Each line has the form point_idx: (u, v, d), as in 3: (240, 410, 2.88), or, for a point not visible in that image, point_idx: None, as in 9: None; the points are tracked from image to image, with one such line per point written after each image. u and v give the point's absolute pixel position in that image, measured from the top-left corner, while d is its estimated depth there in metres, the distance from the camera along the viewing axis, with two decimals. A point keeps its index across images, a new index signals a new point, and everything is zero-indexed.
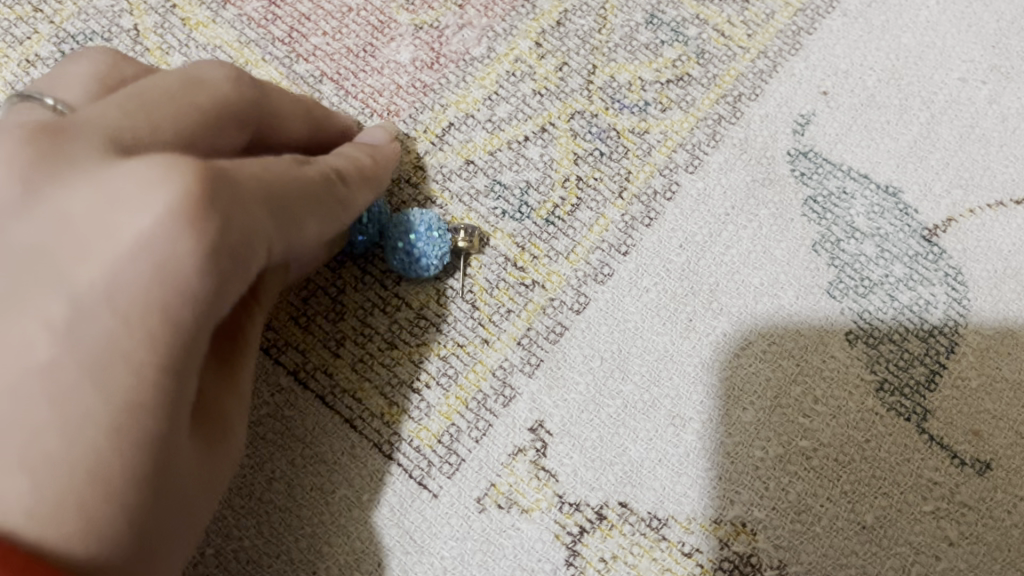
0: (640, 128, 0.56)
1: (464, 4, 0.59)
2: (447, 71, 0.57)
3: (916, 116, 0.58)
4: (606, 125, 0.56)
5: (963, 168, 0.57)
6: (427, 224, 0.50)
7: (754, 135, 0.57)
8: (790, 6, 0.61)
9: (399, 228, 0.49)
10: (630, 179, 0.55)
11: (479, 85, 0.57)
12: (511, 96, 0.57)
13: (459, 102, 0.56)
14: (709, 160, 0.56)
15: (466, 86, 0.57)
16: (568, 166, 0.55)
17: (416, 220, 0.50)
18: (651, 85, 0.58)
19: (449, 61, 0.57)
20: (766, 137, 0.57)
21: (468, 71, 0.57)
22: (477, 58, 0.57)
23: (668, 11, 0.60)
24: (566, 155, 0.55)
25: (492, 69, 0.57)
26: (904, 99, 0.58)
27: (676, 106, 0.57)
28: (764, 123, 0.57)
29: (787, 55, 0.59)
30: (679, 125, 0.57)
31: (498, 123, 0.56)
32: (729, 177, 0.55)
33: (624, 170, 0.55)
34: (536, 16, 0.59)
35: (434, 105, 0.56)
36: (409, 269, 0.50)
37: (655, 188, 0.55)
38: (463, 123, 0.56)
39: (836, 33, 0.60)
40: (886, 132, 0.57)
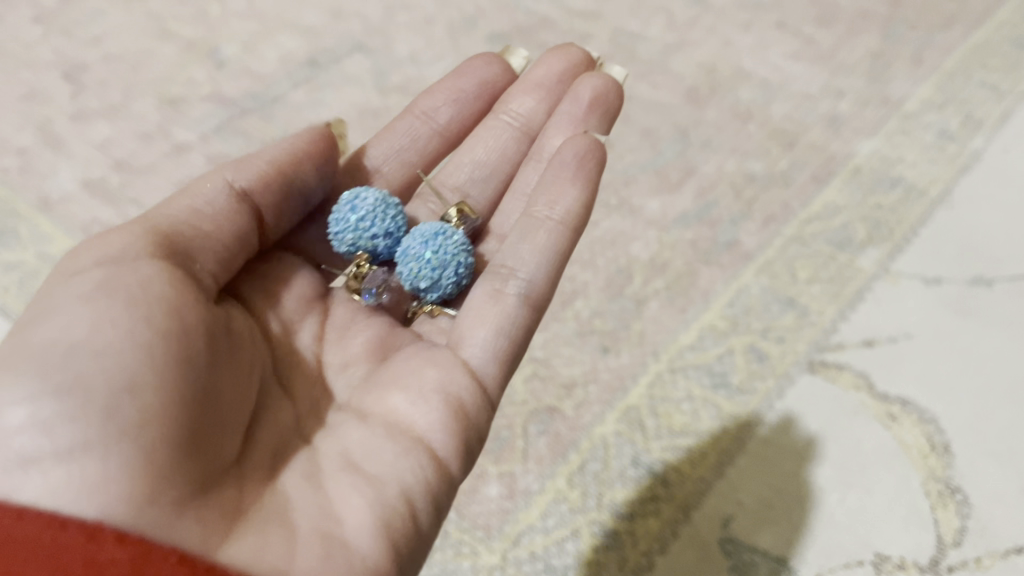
0: (630, 528, 0.98)
1: (528, 460, 1.03)
2: (518, 498, 1.00)
3: (795, 514, 0.99)
4: (610, 527, 0.98)
5: (826, 545, 0.96)
6: (408, 249, 0.88)
7: (698, 528, 0.97)
8: (716, 448, 1.04)
9: (407, 248, 0.88)
10: (627, 559, 0.96)
11: (536, 506, 0.99)
12: (555, 513, 0.99)
13: (526, 517, 0.98)
14: (672, 546, 0.96)
15: (528, 507, 0.99)
16: (590, 553, 0.96)
17: (408, 248, 0.88)
18: (636, 500, 1.00)
19: (519, 493, 1.00)
20: (705, 530, 0.97)
21: (529, 498, 1.00)
22: (533, 491, 1.00)
23: (644, 457, 1.04)
24: (588, 547, 0.97)
25: (543, 496, 1.00)
26: (787, 504, 0.99)
27: (650, 513, 0.99)
28: (704, 521, 0.98)
29: (715, 478, 1.01)
30: (654, 524, 0.98)
31: (549, 529, 0.98)
32: (685, 556, 0.95)
33: (623, 555, 0.96)
34: (567, 463, 1.03)
35: (512, 520, 0.98)
36: (404, 255, 0.88)
37: (641, 565, 0.95)
38: (528, 530, 0.98)
39: (743, 464, 1.03)
40: (778, 525, 0.98)
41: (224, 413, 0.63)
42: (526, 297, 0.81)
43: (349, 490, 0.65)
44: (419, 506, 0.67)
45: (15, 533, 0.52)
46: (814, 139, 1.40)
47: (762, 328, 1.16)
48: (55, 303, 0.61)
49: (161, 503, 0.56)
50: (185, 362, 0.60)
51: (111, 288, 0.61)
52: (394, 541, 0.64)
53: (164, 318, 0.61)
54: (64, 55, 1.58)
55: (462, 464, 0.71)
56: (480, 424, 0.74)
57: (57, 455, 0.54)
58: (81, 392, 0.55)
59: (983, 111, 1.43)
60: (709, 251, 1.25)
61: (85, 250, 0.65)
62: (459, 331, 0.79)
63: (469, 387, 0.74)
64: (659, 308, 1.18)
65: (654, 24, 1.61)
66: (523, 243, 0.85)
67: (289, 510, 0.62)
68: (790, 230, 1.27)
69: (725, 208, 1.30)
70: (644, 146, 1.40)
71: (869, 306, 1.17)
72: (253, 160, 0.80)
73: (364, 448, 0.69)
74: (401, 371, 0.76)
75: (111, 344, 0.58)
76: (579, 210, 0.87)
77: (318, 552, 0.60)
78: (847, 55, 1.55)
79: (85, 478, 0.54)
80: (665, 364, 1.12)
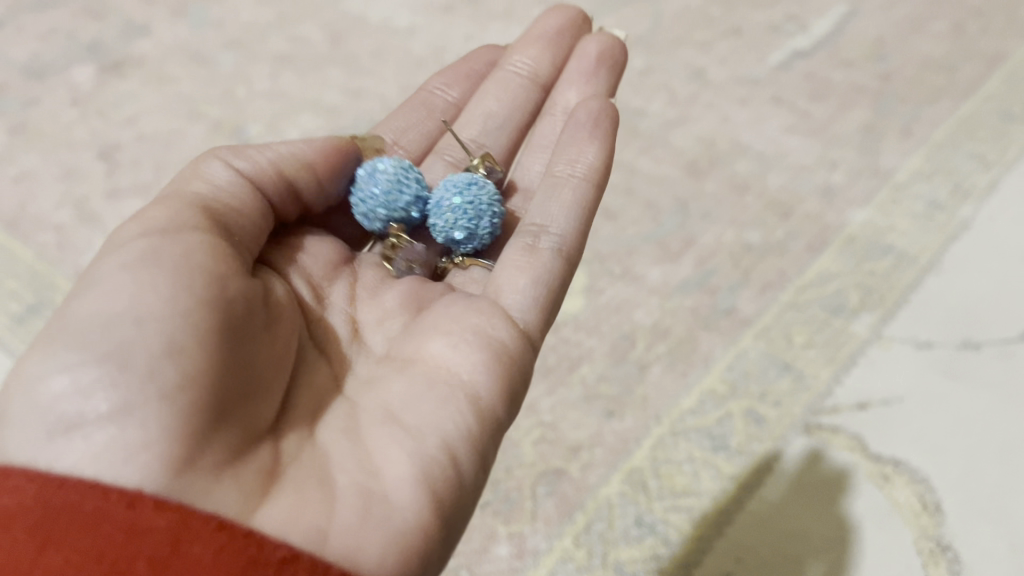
0: None
1: (537, 521, 1.08)
2: (527, 558, 1.06)
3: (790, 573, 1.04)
4: None
5: None
6: (439, 203, 1.00)
7: None
8: (716, 508, 1.10)
9: (438, 203, 1.00)
10: None
11: (544, 566, 1.05)
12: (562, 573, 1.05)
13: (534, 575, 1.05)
14: None
15: (537, 567, 1.05)
16: None
17: (438, 203, 1.00)
18: (639, 559, 1.06)
19: (529, 552, 1.06)
20: None
21: (538, 558, 1.06)
22: (541, 551, 1.06)
23: (648, 517, 1.09)
24: None
25: (550, 556, 1.06)
26: (783, 562, 1.05)
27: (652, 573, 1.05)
28: None
29: (714, 538, 1.07)
30: None
31: None
32: None
33: None
34: (573, 524, 1.08)
35: None
36: (435, 211, 1.00)
37: None
38: None
39: (742, 523, 1.08)
40: None
41: (254, 379, 0.70)
42: (560, 248, 0.93)
43: (391, 446, 0.71)
44: (461, 457, 0.72)
45: (56, 504, 0.58)
46: (808, 210, 1.47)
47: (760, 392, 1.21)
48: (100, 275, 0.68)
49: (198, 469, 0.62)
50: (220, 329, 0.67)
51: (152, 262, 0.68)
52: (436, 491, 0.69)
53: (201, 287, 0.68)
54: (100, 135, 1.68)
55: (502, 411, 0.77)
56: (521, 363, 0.81)
57: (102, 415, 0.61)
58: (124, 359, 0.62)
59: (970, 181, 1.50)
60: (709, 317, 1.31)
61: (128, 228, 0.73)
62: (498, 279, 0.89)
63: (506, 336, 0.81)
64: (662, 372, 1.24)
65: (655, 101, 1.70)
66: (550, 201, 0.97)
67: (327, 476, 0.68)
68: (786, 296, 1.33)
69: (723, 276, 1.37)
70: (646, 217, 1.47)
71: (863, 369, 1.23)
72: (273, 147, 0.89)
73: (406, 400, 0.75)
74: (441, 319, 0.82)
75: (152, 311, 0.65)
76: (598, 166, 1.00)
77: (357, 513, 0.65)
78: (839, 128, 1.63)
79: (125, 440, 0.60)
80: (667, 427, 1.17)
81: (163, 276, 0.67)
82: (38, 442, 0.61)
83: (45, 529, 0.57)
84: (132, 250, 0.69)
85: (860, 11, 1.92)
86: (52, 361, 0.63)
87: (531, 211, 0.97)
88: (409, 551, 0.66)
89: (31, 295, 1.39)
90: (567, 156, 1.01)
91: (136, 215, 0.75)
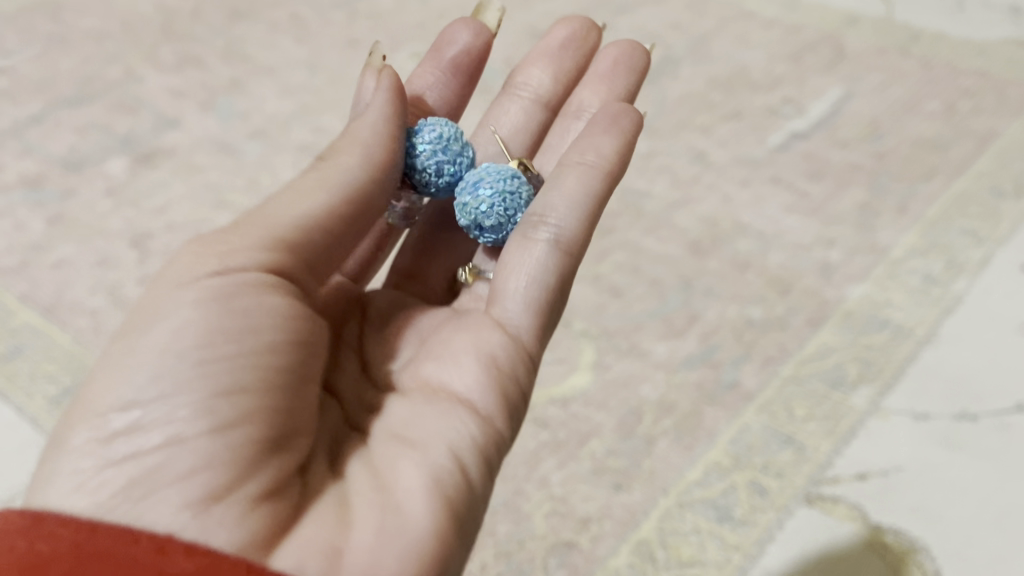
0: None
1: None
2: None
3: None
4: None
5: None
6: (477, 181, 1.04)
7: None
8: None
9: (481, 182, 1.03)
10: None
11: None
12: None
13: None
14: None
15: None
16: None
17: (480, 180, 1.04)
18: None
19: None
20: None
21: None
22: None
23: None
24: None
25: None
26: None
27: None
28: None
29: None
30: None
31: None
32: None
33: None
34: None
35: None
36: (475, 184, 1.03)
37: None
38: None
39: None
40: None
41: (300, 419, 0.79)
42: (557, 241, 0.94)
43: (400, 457, 0.79)
44: (468, 463, 0.80)
45: (93, 546, 0.66)
46: (807, 286, 1.53)
47: (762, 464, 1.25)
48: (177, 305, 0.76)
49: (232, 500, 0.70)
50: (277, 372, 0.77)
51: (225, 302, 0.77)
52: (446, 493, 0.76)
53: (270, 332, 0.78)
54: (133, 224, 1.77)
55: (502, 418, 0.86)
56: (516, 375, 0.90)
57: (157, 446, 0.71)
58: (192, 398, 0.72)
59: (964, 256, 1.56)
60: (713, 391, 1.36)
61: (202, 254, 0.80)
62: (496, 284, 0.95)
63: (502, 348, 0.89)
64: (668, 446, 1.28)
65: (658, 183, 1.78)
66: (555, 190, 0.96)
67: (344, 501, 0.76)
68: (788, 370, 1.38)
69: (726, 351, 1.42)
70: (652, 293, 1.54)
71: (862, 440, 1.27)
72: (372, 136, 0.92)
73: (413, 415, 0.84)
74: (444, 340, 0.93)
75: (220, 356, 0.74)
76: (613, 155, 0.99)
77: (372, 529, 0.73)
78: (837, 206, 1.70)
79: (180, 472, 0.70)
80: (674, 499, 1.22)
81: (236, 318, 0.76)
82: (96, 468, 0.71)
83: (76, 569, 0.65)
84: (208, 287, 0.78)
85: (855, 93, 2.00)
86: (126, 391, 0.72)
87: (540, 196, 0.98)
88: (425, 562, 0.72)
89: (68, 377, 1.47)
90: (579, 145, 1.00)
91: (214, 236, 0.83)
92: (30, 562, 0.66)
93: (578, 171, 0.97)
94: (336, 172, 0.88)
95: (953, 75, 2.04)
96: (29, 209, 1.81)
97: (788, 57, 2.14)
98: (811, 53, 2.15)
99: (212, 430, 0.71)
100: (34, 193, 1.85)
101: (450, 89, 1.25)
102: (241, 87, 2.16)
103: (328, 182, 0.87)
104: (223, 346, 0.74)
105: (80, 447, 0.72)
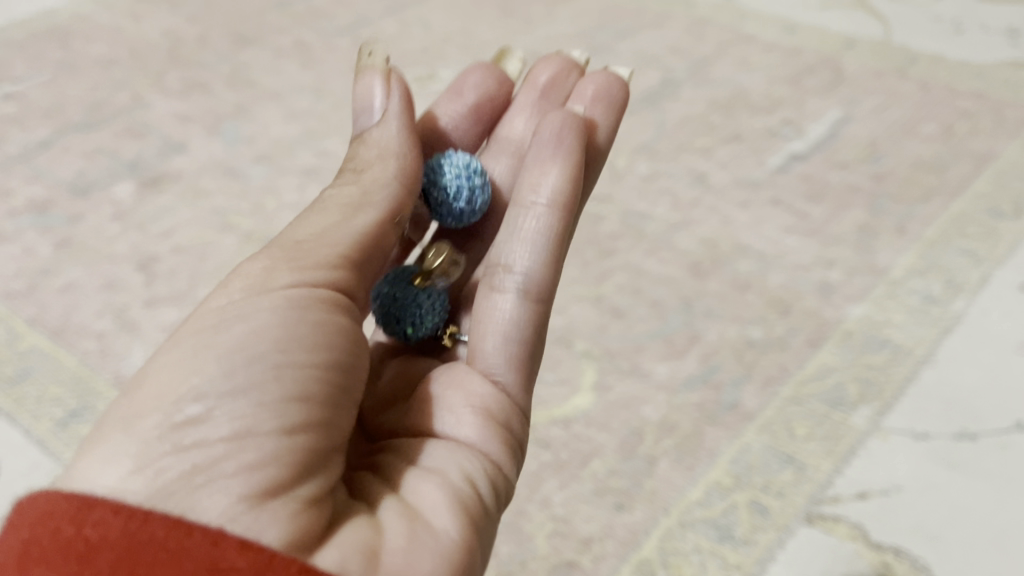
0: None
1: None
2: None
3: None
4: None
5: None
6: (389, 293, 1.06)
7: None
8: None
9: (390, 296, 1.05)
10: None
11: None
12: None
13: None
14: None
15: None
16: None
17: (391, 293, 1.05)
18: None
19: None
20: None
21: None
22: None
23: None
24: None
25: None
26: None
27: None
28: None
29: None
30: None
31: None
32: None
33: None
34: None
35: None
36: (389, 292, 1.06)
37: None
38: None
39: None
40: None
41: (342, 440, 0.82)
42: (523, 291, 0.99)
43: (419, 480, 0.84)
44: (481, 490, 0.87)
45: (145, 537, 0.65)
46: (807, 306, 1.54)
47: (763, 483, 1.26)
48: (259, 310, 0.80)
49: (282, 501, 0.71)
50: (338, 391, 0.81)
51: (303, 315, 0.81)
52: (467, 512, 0.82)
53: (340, 350, 0.82)
54: (140, 248, 1.79)
55: (507, 457, 0.93)
56: (508, 422, 0.95)
57: (224, 437, 0.72)
58: (265, 398, 0.74)
59: (962, 276, 1.57)
60: (714, 412, 1.37)
61: (280, 267, 0.85)
62: (473, 344, 0.99)
63: (500, 393, 0.96)
64: (669, 466, 1.29)
65: (659, 205, 1.80)
66: (514, 243, 1.02)
67: (373, 513, 0.78)
68: (788, 391, 1.39)
69: (727, 371, 1.43)
70: (652, 315, 1.55)
71: (862, 459, 1.28)
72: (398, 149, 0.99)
73: (416, 454, 0.89)
74: (439, 383, 0.97)
75: (298, 364, 0.78)
76: (563, 189, 1.03)
77: (405, 535, 0.76)
78: (837, 227, 1.71)
79: (247, 466, 0.71)
80: (676, 519, 1.22)
81: (312, 331, 0.81)
82: (155, 455, 0.71)
83: (127, 558, 0.64)
84: (288, 298, 0.82)
85: (854, 115, 2.02)
86: (200, 382, 0.74)
87: (498, 248, 1.03)
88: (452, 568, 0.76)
89: (75, 401, 1.48)
90: (528, 179, 1.03)
91: (285, 251, 0.88)
92: (79, 550, 0.65)
93: (533, 215, 1.02)
94: (384, 191, 0.96)
95: (951, 97, 2.06)
96: (38, 234, 1.83)
97: (787, 80, 2.16)
98: (810, 76, 2.17)
99: (281, 431, 0.74)
100: (43, 217, 1.88)
101: (468, 133, 1.25)
102: (246, 112, 2.19)
103: (378, 202, 0.95)
104: (298, 353, 0.78)
105: (145, 429, 0.72)
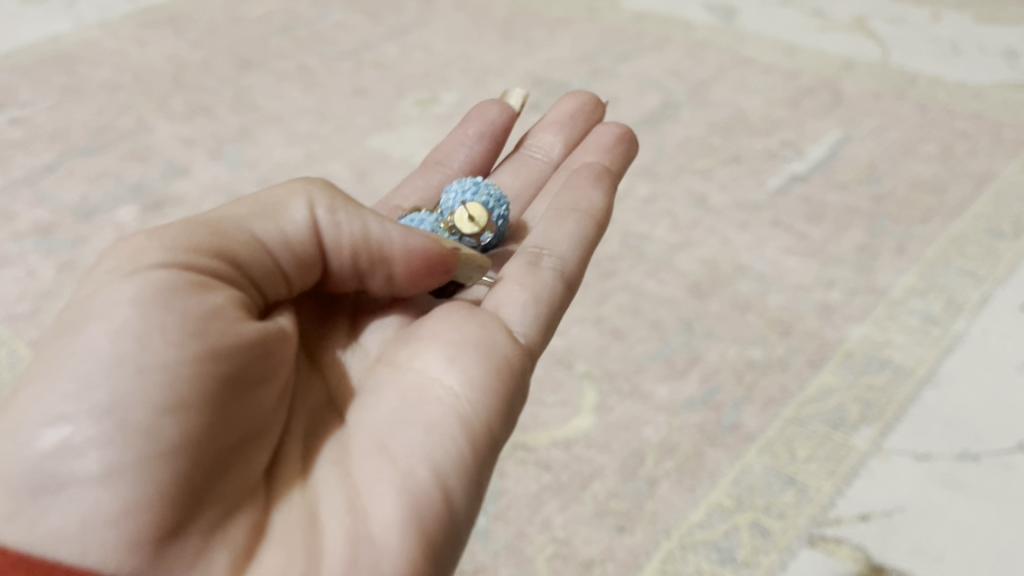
0: None
1: None
2: None
3: None
4: None
5: None
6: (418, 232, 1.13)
7: None
8: None
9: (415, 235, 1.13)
10: None
11: None
12: None
13: None
14: None
15: None
16: None
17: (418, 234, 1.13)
18: None
19: None
20: None
21: None
22: None
23: None
24: None
25: None
26: None
27: None
28: None
29: None
30: None
31: None
32: None
33: None
34: None
35: None
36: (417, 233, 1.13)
37: None
38: None
39: None
40: None
41: (251, 430, 0.79)
42: (559, 268, 1.05)
43: (379, 476, 0.79)
44: (450, 481, 0.80)
45: None
46: (808, 327, 1.54)
47: (764, 505, 1.26)
48: (129, 308, 0.71)
49: (184, 539, 0.70)
50: (234, 379, 0.75)
51: (186, 308, 0.73)
52: (423, 516, 0.77)
53: (232, 340, 0.75)
54: None
55: (496, 420, 0.85)
56: (520, 368, 0.90)
57: (98, 466, 0.67)
58: (146, 414, 0.69)
59: (962, 296, 1.57)
60: (715, 433, 1.36)
61: (145, 246, 0.76)
62: (496, 291, 1.00)
63: (503, 350, 0.89)
64: (670, 488, 1.29)
65: (659, 226, 1.80)
66: (553, 230, 1.10)
67: (319, 529, 0.77)
68: (788, 412, 1.39)
69: (727, 393, 1.43)
70: (652, 335, 1.55)
71: (863, 480, 1.28)
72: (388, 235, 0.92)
73: (392, 421, 0.83)
74: (429, 331, 0.91)
75: (177, 365, 0.70)
76: (598, 209, 1.15)
77: (343, 566, 0.72)
78: (836, 248, 1.72)
79: (129, 503, 0.67)
80: (676, 541, 1.22)
81: (195, 321, 0.73)
82: (31, 504, 0.67)
83: None
84: (170, 289, 0.73)
85: (853, 136, 2.03)
86: (61, 403, 0.68)
87: (537, 236, 1.10)
88: None
89: None
90: (570, 198, 1.15)
91: (191, 233, 0.79)
92: None
93: (572, 218, 1.11)
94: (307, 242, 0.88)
95: (950, 117, 2.07)
96: (41, 257, 1.84)
97: (787, 102, 2.18)
98: (810, 98, 2.19)
99: (170, 451, 0.69)
100: (46, 240, 1.88)
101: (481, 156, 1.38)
102: (249, 136, 2.21)
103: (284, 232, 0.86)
104: (178, 354, 0.71)
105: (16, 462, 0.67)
